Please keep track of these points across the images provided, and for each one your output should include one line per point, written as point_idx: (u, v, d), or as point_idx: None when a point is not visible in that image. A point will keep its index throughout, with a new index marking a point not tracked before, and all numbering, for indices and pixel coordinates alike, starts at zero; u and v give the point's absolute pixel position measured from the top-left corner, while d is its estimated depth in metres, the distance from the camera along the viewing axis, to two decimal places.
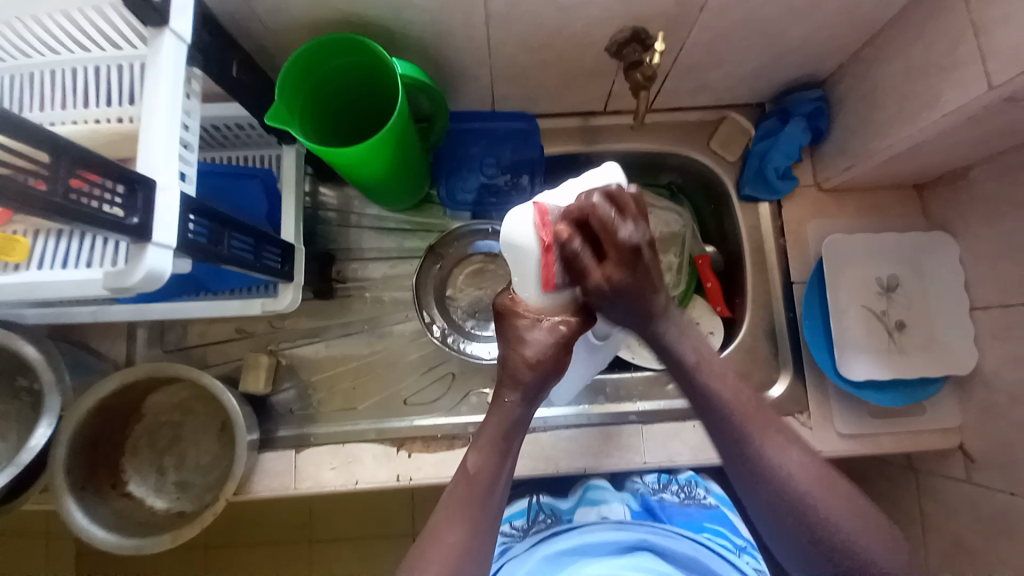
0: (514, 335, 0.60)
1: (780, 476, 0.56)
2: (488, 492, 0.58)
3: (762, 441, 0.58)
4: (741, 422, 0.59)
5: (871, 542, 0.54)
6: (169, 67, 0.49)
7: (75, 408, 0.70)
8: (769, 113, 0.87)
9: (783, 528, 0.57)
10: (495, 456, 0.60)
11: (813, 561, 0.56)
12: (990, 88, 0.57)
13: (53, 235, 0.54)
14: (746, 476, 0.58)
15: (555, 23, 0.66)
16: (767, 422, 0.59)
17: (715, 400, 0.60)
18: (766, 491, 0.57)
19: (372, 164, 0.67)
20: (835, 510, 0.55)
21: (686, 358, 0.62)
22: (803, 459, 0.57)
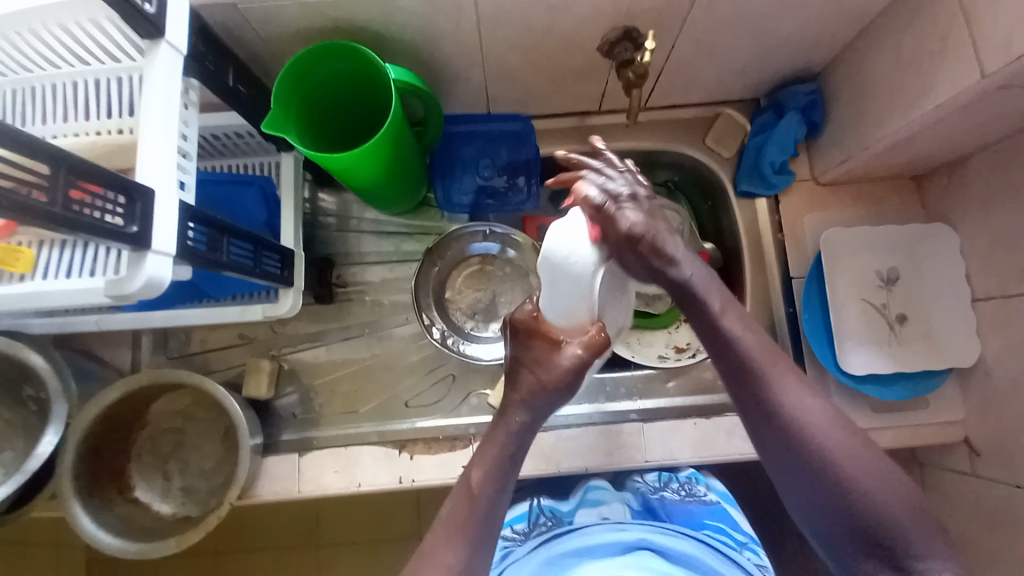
0: (532, 356, 0.62)
1: (795, 417, 0.53)
2: (490, 507, 0.58)
3: (780, 386, 0.54)
4: (760, 365, 0.55)
5: (893, 495, 0.49)
6: (165, 78, 0.50)
7: (81, 415, 0.71)
8: (763, 108, 0.87)
9: (799, 481, 0.52)
10: (499, 471, 0.60)
11: (837, 531, 0.50)
12: (982, 77, 0.57)
13: (57, 246, 0.55)
14: (768, 430, 0.54)
15: (546, 25, 0.67)
16: (786, 369, 0.56)
17: (732, 342, 0.57)
18: (780, 435, 0.53)
19: (368, 168, 0.68)
20: (853, 457, 0.51)
21: (708, 302, 0.59)
22: (822, 410, 0.53)
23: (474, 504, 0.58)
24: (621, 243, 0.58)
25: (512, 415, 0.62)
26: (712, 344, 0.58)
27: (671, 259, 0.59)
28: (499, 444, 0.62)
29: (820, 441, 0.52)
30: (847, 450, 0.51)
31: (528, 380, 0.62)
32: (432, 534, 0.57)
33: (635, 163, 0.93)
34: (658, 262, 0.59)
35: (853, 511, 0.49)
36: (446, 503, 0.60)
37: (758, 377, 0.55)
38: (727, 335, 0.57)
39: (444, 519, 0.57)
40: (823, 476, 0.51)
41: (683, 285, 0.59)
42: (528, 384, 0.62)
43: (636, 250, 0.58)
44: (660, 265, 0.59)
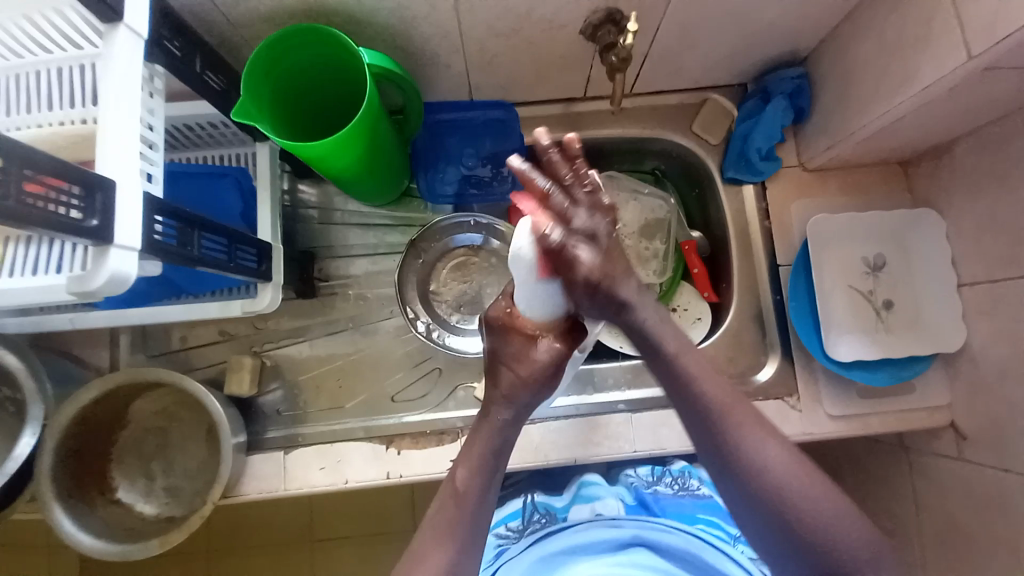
0: (511, 353, 0.61)
1: (755, 468, 0.52)
2: (478, 508, 0.58)
3: (742, 437, 0.53)
4: (717, 405, 0.53)
5: (845, 532, 0.50)
6: (125, 64, 0.48)
7: (56, 418, 0.69)
8: (751, 93, 0.86)
9: (759, 525, 0.52)
10: (484, 474, 0.59)
11: (790, 556, 0.51)
12: (969, 58, 0.56)
13: (22, 242, 0.52)
14: (720, 463, 0.53)
15: (525, 7, 0.65)
16: (747, 415, 0.54)
17: (690, 378, 0.54)
18: (740, 480, 0.52)
19: (346, 157, 0.66)
20: (813, 501, 0.51)
21: (663, 344, 0.55)
22: (784, 457, 0.52)
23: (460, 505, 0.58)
24: (578, 285, 0.50)
25: (496, 414, 0.62)
26: (675, 386, 0.55)
27: (626, 299, 0.53)
28: (483, 444, 0.61)
29: (783, 484, 0.51)
30: (808, 494, 0.51)
31: (507, 377, 0.61)
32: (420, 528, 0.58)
33: (623, 150, 0.91)
34: (615, 302, 0.53)
35: (806, 550, 0.50)
36: (432, 507, 0.59)
37: (721, 429, 0.53)
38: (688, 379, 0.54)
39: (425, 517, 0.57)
40: (781, 516, 0.51)
41: (638, 327, 0.55)
42: (507, 383, 0.61)
43: (595, 294, 0.51)
44: (614, 309, 0.53)
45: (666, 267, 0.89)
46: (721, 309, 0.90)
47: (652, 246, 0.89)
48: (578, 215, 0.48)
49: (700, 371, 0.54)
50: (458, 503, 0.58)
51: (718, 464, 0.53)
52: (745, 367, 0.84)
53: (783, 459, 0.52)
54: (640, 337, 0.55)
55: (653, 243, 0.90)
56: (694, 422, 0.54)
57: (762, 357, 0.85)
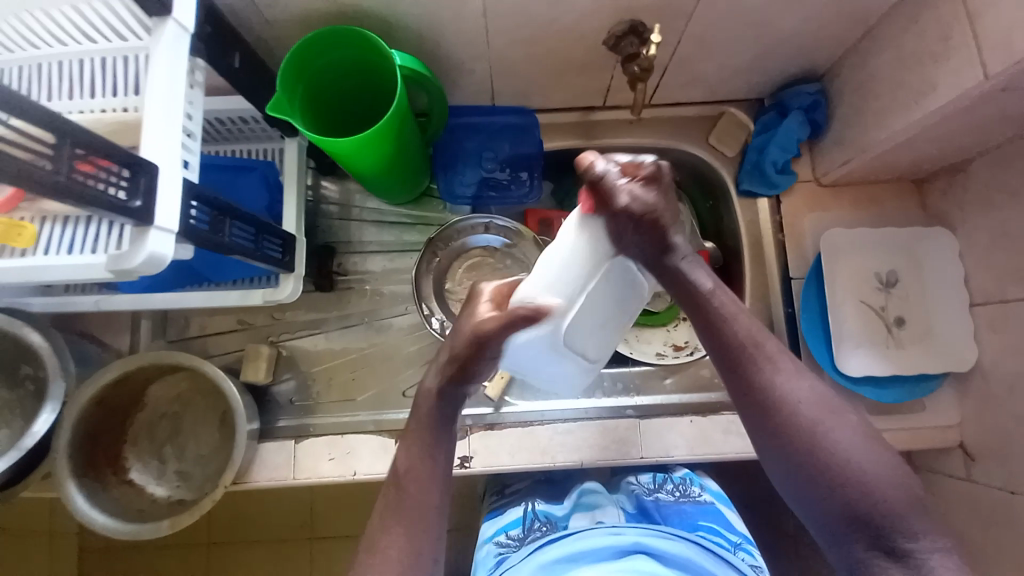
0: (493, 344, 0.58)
1: (783, 403, 0.53)
2: (415, 494, 0.56)
3: (772, 369, 0.54)
4: (743, 344, 0.55)
5: (885, 479, 0.50)
6: (171, 54, 0.50)
7: (76, 395, 0.71)
8: (767, 107, 0.88)
9: (786, 460, 0.53)
10: (424, 461, 0.57)
11: (828, 507, 0.51)
12: (985, 78, 0.57)
13: (59, 222, 0.55)
14: (752, 405, 0.54)
15: (551, 16, 0.67)
16: (775, 351, 0.55)
17: (717, 319, 0.56)
18: (767, 412, 0.53)
19: (371, 155, 0.68)
20: (842, 436, 0.51)
21: (694, 283, 0.56)
22: (814, 393, 0.53)
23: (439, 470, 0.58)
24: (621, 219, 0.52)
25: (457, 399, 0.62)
26: (704, 323, 0.57)
27: (674, 244, 0.56)
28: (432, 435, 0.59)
29: (811, 415, 0.52)
30: (836, 428, 0.52)
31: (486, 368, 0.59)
32: (383, 518, 0.56)
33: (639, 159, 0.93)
34: (661, 241, 0.55)
35: (846, 497, 0.50)
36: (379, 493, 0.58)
37: (748, 360, 0.54)
38: (712, 314, 0.56)
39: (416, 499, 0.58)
40: (814, 459, 0.51)
41: (674, 269, 0.56)
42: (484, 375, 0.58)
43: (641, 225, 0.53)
44: (660, 251, 0.55)
45: None
46: None
47: None
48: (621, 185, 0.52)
49: (725, 311, 0.56)
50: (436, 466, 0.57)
51: (751, 408, 0.54)
52: None
53: (808, 392, 0.53)
54: (675, 277, 0.56)
55: None
56: (723, 365, 0.56)
57: None
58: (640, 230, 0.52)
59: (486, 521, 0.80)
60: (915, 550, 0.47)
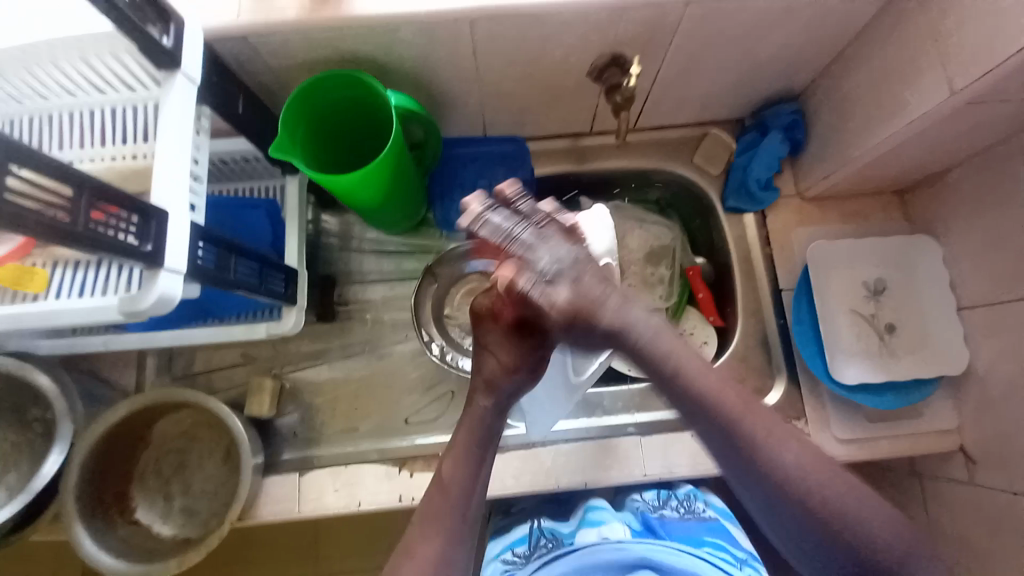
0: (491, 340, 0.62)
1: (779, 479, 0.52)
2: (462, 503, 0.59)
3: (762, 441, 0.53)
4: (734, 423, 0.53)
5: (884, 531, 0.50)
6: (179, 104, 0.53)
7: (85, 435, 0.72)
8: (749, 127, 0.91)
9: (789, 529, 0.52)
10: (470, 465, 0.61)
11: (832, 563, 0.51)
12: (953, 92, 0.61)
13: (70, 265, 0.57)
14: (746, 477, 0.53)
15: (538, 53, 0.71)
16: (760, 417, 0.54)
17: (706, 402, 0.54)
18: (760, 487, 0.53)
19: (368, 188, 0.70)
20: (834, 496, 0.51)
21: (665, 361, 0.56)
22: (802, 457, 0.52)
23: (445, 495, 0.59)
24: (557, 321, 0.56)
25: (479, 400, 0.63)
26: (689, 406, 0.55)
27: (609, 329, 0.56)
28: (466, 428, 0.63)
29: (806, 479, 0.51)
30: (830, 494, 0.51)
31: None
32: (409, 543, 0.56)
33: (629, 181, 0.96)
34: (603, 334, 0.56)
35: (849, 553, 0.50)
36: (422, 499, 0.60)
37: (734, 436, 0.53)
38: (694, 390, 0.55)
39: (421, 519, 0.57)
40: (816, 524, 0.51)
41: (635, 346, 0.56)
42: (491, 369, 0.62)
43: (574, 325, 0.55)
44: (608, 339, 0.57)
45: (672, 292, 0.93)
46: (727, 333, 0.93)
47: (657, 272, 0.93)
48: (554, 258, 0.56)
49: (709, 381, 0.55)
50: (447, 492, 0.59)
51: (749, 480, 0.53)
52: (755, 389, 0.86)
53: (799, 453, 0.53)
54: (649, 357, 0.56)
55: (659, 268, 0.93)
56: (715, 442, 0.54)
57: (770, 380, 0.86)
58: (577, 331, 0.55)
59: (491, 541, 0.80)
60: None
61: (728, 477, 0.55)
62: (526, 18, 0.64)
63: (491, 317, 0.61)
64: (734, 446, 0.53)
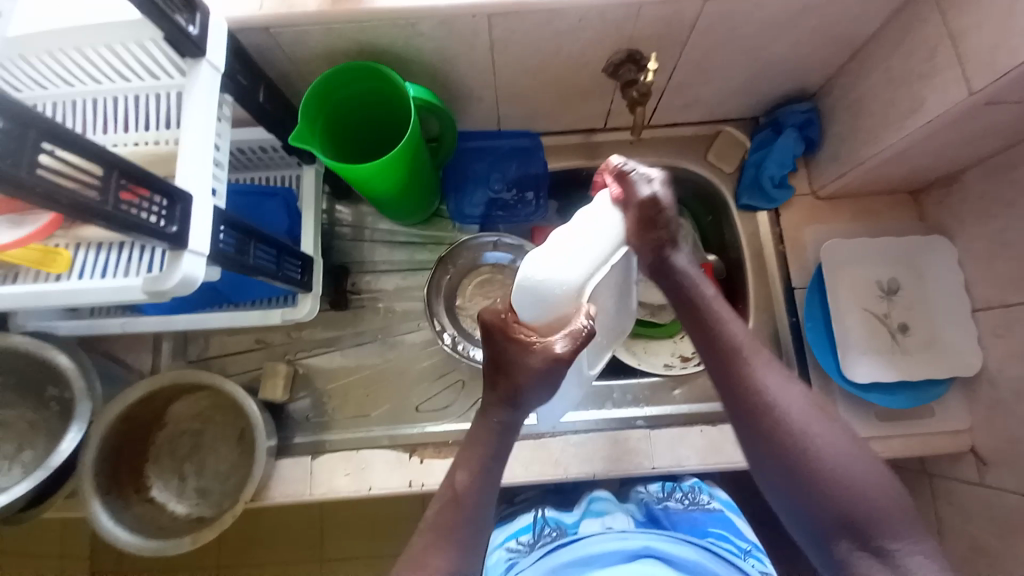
0: (506, 358, 0.56)
1: (775, 409, 0.54)
2: (476, 506, 0.58)
3: (763, 375, 0.56)
4: (740, 355, 0.57)
5: (875, 488, 0.51)
6: (204, 91, 0.54)
7: (104, 414, 0.73)
8: (763, 125, 0.91)
9: (780, 471, 0.53)
10: (481, 469, 0.59)
11: (820, 516, 0.51)
12: (970, 93, 0.60)
13: (92, 248, 0.58)
14: (744, 408, 0.55)
15: (552, 47, 0.71)
16: (766, 360, 0.57)
17: (719, 332, 0.58)
18: (752, 420, 0.55)
19: (385, 179, 0.71)
20: (826, 439, 0.53)
21: (699, 288, 0.60)
22: (800, 396, 0.55)
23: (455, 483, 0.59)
24: (643, 209, 0.55)
25: (491, 414, 0.60)
26: (699, 334, 0.59)
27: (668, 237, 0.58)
28: (476, 439, 0.61)
29: (800, 417, 0.54)
30: (819, 436, 0.53)
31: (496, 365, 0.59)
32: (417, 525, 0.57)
33: None
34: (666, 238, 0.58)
35: (836, 502, 0.51)
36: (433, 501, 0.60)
37: (738, 368, 0.56)
38: (705, 324, 0.59)
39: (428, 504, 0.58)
40: (806, 463, 0.52)
41: (681, 275, 0.60)
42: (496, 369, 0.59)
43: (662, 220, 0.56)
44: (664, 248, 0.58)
45: None
46: None
47: None
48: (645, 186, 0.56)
49: (725, 317, 0.59)
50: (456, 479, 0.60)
51: (745, 412, 0.55)
52: None
53: (797, 394, 0.55)
54: (676, 278, 0.60)
55: None
56: (717, 371, 0.57)
57: None
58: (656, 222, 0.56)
59: (496, 529, 0.81)
60: (895, 552, 0.48)
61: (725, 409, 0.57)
62: (542, 12, 0.64)
63: (508, 332, 0.56)
64: (735, 377, 0.56)
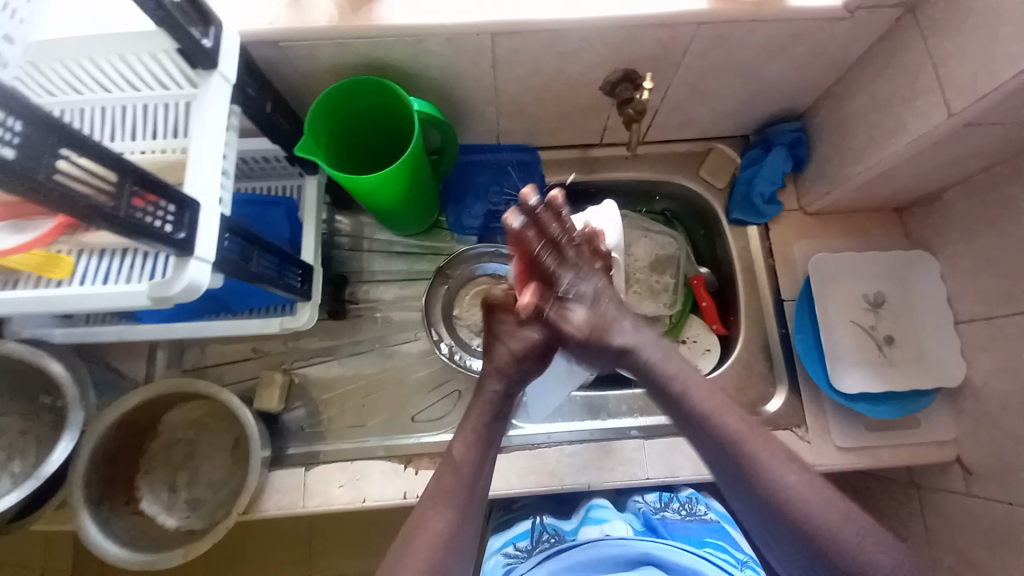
0: (504, 330, 0.62)
1: (779, 502, 0.53)
2: (471, 486, 0.59)
3: (763, 463, 0.54)
4: (737, 443, 0.55)
5: (888, 567, 0.49)
6: (214, 101, 0.55)
7: (96, 423, 0.72)
8: (753, 143, 0.94)
9: (790, 558, 0.54)
10: (479, 447, 0.60)
11: None
12: (950, 114, 0.63)
13: (95, 255, 0.59)
14: (746, 498, 0.55)
15: (554, 66, 0.74)
16: (761, 440, 0.56)
17: (709, 420, 0.57)
18: (757, 515, 0.54)
19: (388, 190, 0.73)
20: (832, 529, 0.51)
21: (670, 375, 0.59)
22: (802, 480, 0.53)
23: (456, 476, 0.59)
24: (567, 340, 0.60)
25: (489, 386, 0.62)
26: (691, 424, 0.58)
27: (620, 346, 0.60)
28: (477, 414, 0.62)
29: (805, 504, 0.52)
30: (823, 521, 0.51)
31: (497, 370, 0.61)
32: (415, 532, 0.56)
33: (636, 191, 0.99)
34: (613, 350, 0.60)
35: None
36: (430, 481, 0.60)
37: (733, 463, 0.55)
38: (695, 413, 0.58)
39: (428, 516, 0.57)
40: (812, 554, 0.52)
41: (644, 368, 0.60)
42: (500, 360, 0.62)
43: (588, 345, 0.60)
44: (615, 354, 0.61)
45: (677, 299, 0.95)
46: (729, 341, 0.95)
47: (662, 280, 0.95)
48: (563, 278, 0.59)
49: (713, 404, 0.58)
50: (457, 475, 0.59)
51: (748, 503, 0.55)
52: (756, 397, 0.88)
53: (800, 478, 0.54)
54: (644, 368, 0.60)
55: (663, 277, 0.95)
56: (715, 461, 0.57)
57: (771, 388, 0.88)
58: (583, 346, 0.60)
59: (493, 536, 0.81)
60: None
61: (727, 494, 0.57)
62: (547, 33, 0.67)
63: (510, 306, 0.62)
64: (733, 468, 0.55)
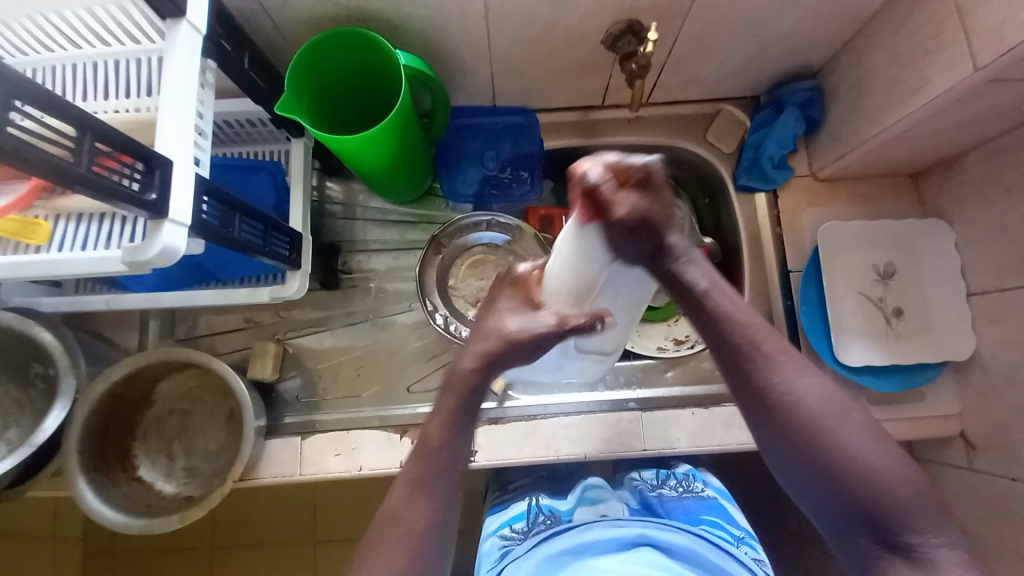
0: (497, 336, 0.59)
1: (790, 404, 0.52)
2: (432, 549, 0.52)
3: (777, 367, 0.52)
4: (750, 348, 0.53)
5: (901, 486, 0.49)
6: (183, 54, 0.51)
7: (86, 393, 0.71)
8: (763, 105, 0.89)
9: (798, 467, 0.52)
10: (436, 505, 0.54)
11: (838, 513, 0.50)
12: (976, 69, 0.59)
13: (73, 219, 0.56)
14: (756, 397, 0.53)
15: (550, 18, 0.69)
16: (777, 347, 0.54)
17: (727, 330, 0.54)
18: (771, 415, 0.52)
19: (374, 153, 0.69)
20: (846, 434, 0.51)
21: (697, 285, 0.54)
22: (817, 385, 0.52)
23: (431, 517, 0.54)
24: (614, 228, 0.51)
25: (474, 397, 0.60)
26: (707, 332, 0.55)
27: (673, 245, 0.53)
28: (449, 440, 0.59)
29: (821, 411, 0.51)
30: (839, 422, 0.51)
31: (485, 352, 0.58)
32: None
33: None
34: (656, 245, 0.52)
35: (858, 501, 0.49)
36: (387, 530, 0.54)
37: (752, 367, 0.53)
38: (711, 313, 0.54)
39: None
40: (826, 464, 0.50)
41: (673, 274, 0.54)
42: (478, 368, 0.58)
43: (633, 237, 0.51)
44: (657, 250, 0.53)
45: None
46: None
47: None
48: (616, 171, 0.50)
49: (731, 306, 0.55)
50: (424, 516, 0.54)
51: (759, 402, 0.53)
52: None
53: (812, 383, 0.53)
54: (672, 280, 0.54)
55: None
56: (728, 357, 0.54)
57: None
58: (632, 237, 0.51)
59: (490, 515, 0.80)
60: (917, 545, 0.47)
61: (736, 397, 0.55)
62: None
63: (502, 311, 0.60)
64: (748, 364, 0.53)
